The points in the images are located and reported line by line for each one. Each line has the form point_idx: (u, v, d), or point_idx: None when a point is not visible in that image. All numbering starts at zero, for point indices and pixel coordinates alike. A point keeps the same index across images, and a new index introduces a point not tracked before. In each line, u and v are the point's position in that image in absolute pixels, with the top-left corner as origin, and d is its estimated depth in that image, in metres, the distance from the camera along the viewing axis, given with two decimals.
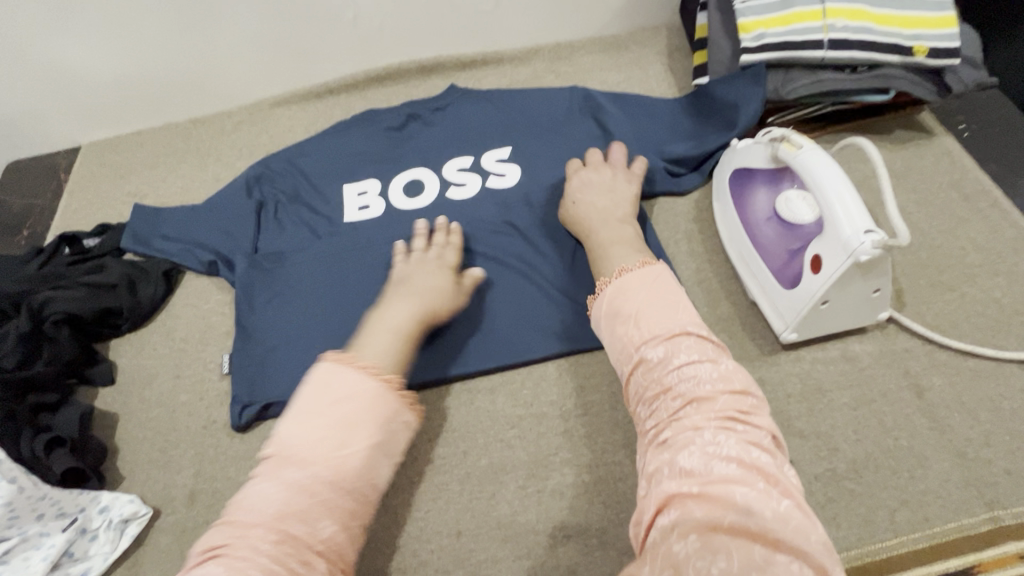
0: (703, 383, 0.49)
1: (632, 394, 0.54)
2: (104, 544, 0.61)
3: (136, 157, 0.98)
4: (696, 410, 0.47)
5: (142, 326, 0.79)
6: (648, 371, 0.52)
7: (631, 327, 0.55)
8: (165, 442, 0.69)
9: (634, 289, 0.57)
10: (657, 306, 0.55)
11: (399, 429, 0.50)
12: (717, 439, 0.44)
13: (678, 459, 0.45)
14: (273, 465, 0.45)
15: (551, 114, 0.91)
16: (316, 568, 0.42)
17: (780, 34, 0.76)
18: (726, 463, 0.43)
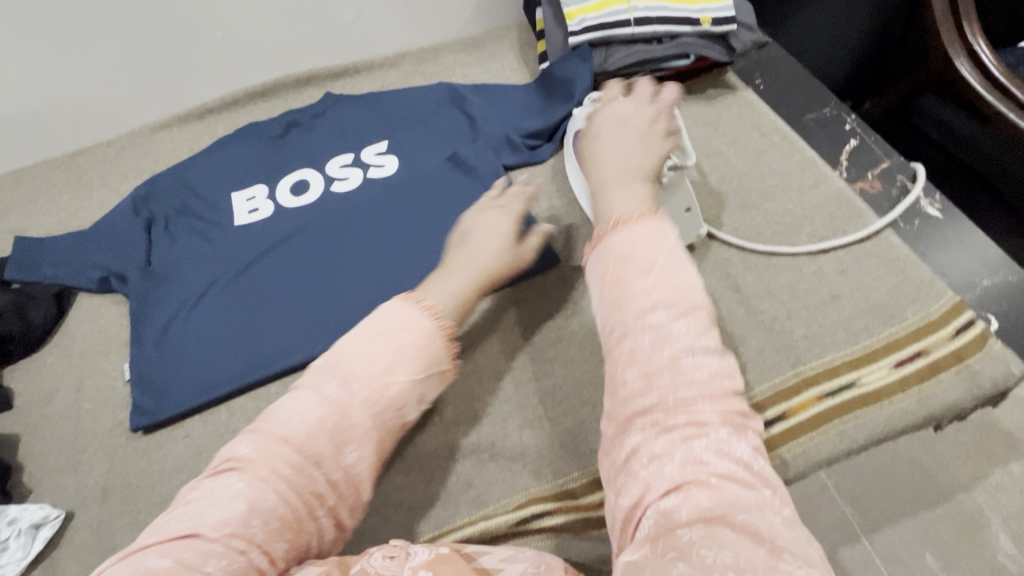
0: (714, 385, 0.48)
1: (614, 341, 0.52)
2: (15, 551, 0.62)
3: (15, 194, 0.98)
4: (706, 410, 0.47)
5: (36, 350, 0.80)
6: (658, 349, 0.50)
7: (632, 294, 0.52)
8: (73, 449, 0.71)
9: (651, 251, 0.55)
10: (668, 275, 0.53)
11: (435, 377, 0.59)
12: (724, 435, 0.46)
13: (691, 451, 0.45)
14: (312, 382, 0.55)
15: (419, 109, 1.01)
16: (325, 497, 0.50)
17: (596, 17, 0.90)
18: (736, 468, 0.44)
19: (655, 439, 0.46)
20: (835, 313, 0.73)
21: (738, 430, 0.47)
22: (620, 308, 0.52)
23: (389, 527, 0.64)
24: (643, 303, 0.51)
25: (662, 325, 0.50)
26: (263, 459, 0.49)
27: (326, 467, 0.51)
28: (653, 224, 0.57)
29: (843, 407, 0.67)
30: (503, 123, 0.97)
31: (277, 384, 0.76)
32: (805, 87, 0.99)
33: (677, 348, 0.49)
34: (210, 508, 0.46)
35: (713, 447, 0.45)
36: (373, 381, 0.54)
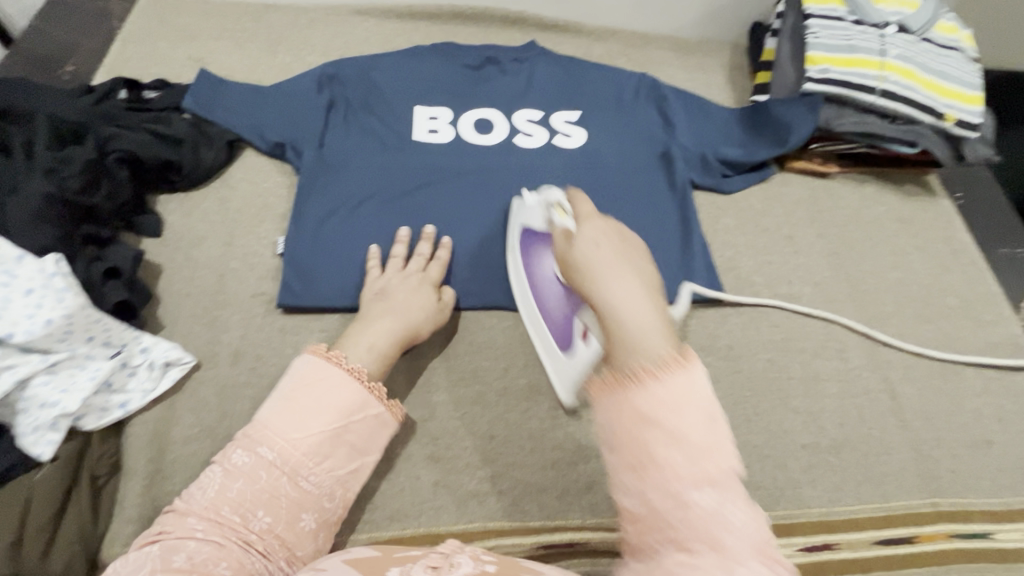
0: (706, 479, 0.34)
1: (613, 453, 0.36)
2: (145, 381, 0.61)
3: (201, 24, 0.95)
4: (713, 506, 0.34)
5: (194, 188, 0.77)
6: (658, 446, 0.35)
7: (639, 398, 0.36)
8: (212, 303, 0.69)
9: (648, 354, 0.37)
10: (644, 346, 0.37)
11: (370, 424, 0.57)
12: (697, 503, 0.34)
13: (675, 526, 0.34)
14: (313, 367, 0.56)
15: (617, 92, 0.97)
16: (307, 488, 0.52)
17: (841, 73, 0.86)
18: (720, 525, 0.34)
19: (638, 510, 0.36)
20: (984, 459, 0.71)
21: (720, 485, 0.35)
22: (605, 416, 0.37)
23: (500, 499, 0.63)
24: (626, 399, 0.36)
25: (665, 449, 0.35)
26: (285, 434, 0.53)
27: (310, 474, 0.53)
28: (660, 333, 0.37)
29: (969, 552, 0.66)
30: (700, 140, 0.93)
31: None
32: (1003, 219, 0.95)
33: (659, 438, 0.35)
34: (190, 495, 0.50)
35: (689, 489, 0.34)
36: (327, 421, 0.54)
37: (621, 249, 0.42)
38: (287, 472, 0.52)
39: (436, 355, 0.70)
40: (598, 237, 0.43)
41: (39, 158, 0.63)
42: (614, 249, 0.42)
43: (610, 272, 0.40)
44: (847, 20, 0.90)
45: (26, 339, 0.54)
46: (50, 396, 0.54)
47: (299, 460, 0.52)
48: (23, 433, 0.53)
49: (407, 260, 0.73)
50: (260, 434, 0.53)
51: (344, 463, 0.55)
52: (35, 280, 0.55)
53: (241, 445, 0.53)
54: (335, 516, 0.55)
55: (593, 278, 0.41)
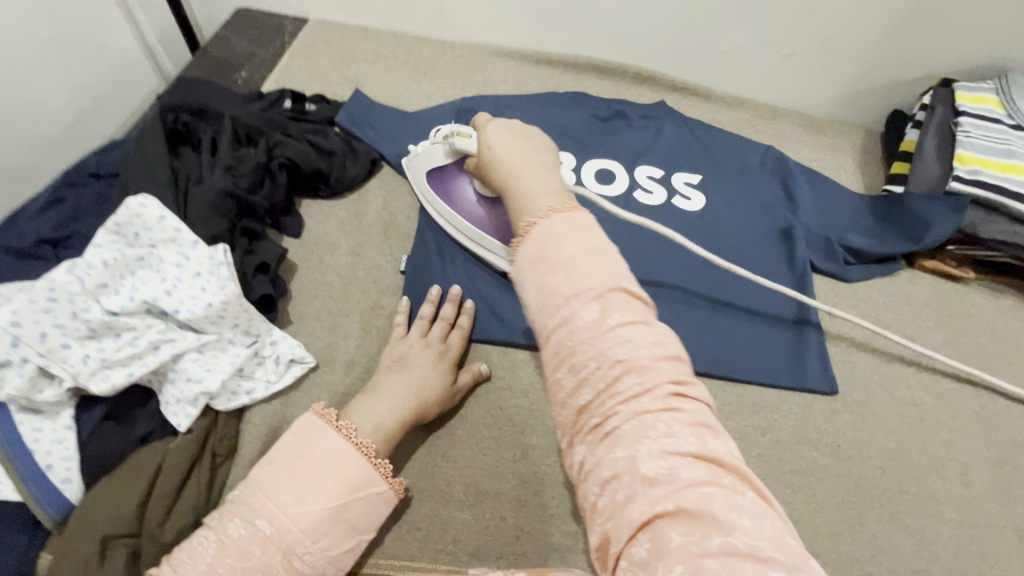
0: (643, 346, 0.36)
1: (549, 355, 0.38)
2: (269, 374, 0.65)
3: (359, 48, 1.04)
4: (644, 386, 0.35)
5: (334, 198, 0.83)
6: (593, 347, 0.36)
7: (564, 283, 0.38)
8: (336, 308, 0.74)
9: (559, 233, 0.40)
10: (594, 263, 0.39)
11: (372, 501, 0.56)
12: (669, 428, 0.34)
13: (633, 446, 0.34)
14: (315, 427, 0.56)
15: (741, 161, 0.97)
16: (299, 566, 0.51)
17: (993, 177, 0.82)
18: (682, 460, 0.33)
19: (603, 460, 0.34)
20: None
21: (684, 407, 0.35)
22: (537, 309, 0.39)
23: (581, 559, 0.61)
24: (560, 296, 0.38)
25: (610, 344, 0.36)
26: (282, 504, 0.52)
27: (304, 553, 0.52)
28: (575, 214, 0.41)
29: None
30: (824, 223, 0.90)
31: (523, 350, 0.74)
32: None
33: (610, 343, 0.36)
34: (179, 564, 0.50)
35: (644, 441, 0.34)
36: (329, 498, 0.53)
37: (527, 155, 0.48)
38: (283, 550, 0.51)
39: (535, 397, 0.70)
40: (518, 146, 0.48)
41: (220, 156, 0.71)
42: (536, 161, 0.47)
43: (519, 168, 0.46)
44: (1005, 123, 0.86)
45: (187, 318, 0.59)
46: (196, 372, 0.59)
47: (297, 538, 0.51)
48: (168, 402, 0.58)
49: (429, 323, 0.71)
50: (258, 504, 0.52)
51: (340, 543, 0.54)
52: (204, 265, 0.61)
53: (235, 515, 0.52)
54: None
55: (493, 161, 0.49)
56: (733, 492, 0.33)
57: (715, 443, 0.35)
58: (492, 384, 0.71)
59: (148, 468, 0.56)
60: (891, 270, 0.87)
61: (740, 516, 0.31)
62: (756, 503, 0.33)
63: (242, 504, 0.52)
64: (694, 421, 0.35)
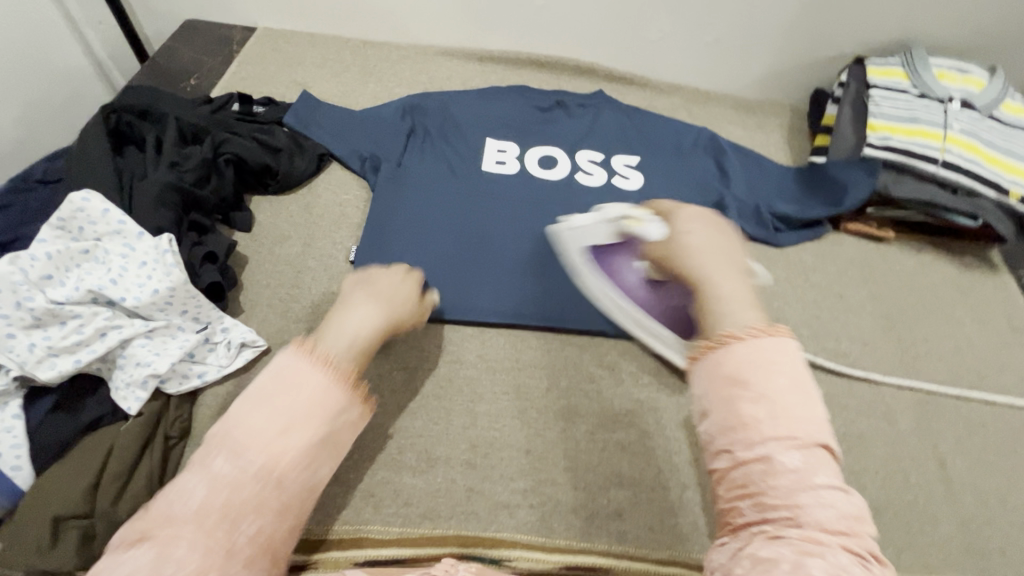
0: (790, 398, 0.42)
1: (721, 379, 0.44)
2: (221, 358, 0.67)
3: (307, 53, 1.07)
4: (811, 508, 0.38)
5: (283, 193, 0.86)
6: (749, 385, 0.42)
7: (739, 395, 0.42)
8: (287, 295, 0.76)
9: (765, 349, 0.44)
10: (810, 407, 0.42)
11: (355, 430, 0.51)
12: (818, 539, 0.37)
13: (773, 475, 0.40)
14: (299, 351, 0.50)
15: (676, 143, 1.02)
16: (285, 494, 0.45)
17: (902, 141, 0.88)
18: (820, 566, 0.36)
19: (739, 475, 0.41)
20: None
21: (852, 544, 0.38)
22: (711, 412, 0.44)
23: (530, 513, 0.64)
24: (750, 432, 0.41)
25: (754, 389, 0.42)
26: (266, 434, 0.46)
27: (296, 480, 0.46)
28: (784, 342, 0.45)
29: None
30: (755, 194, 0.96)
31: (473, 324, 0.78)
32: None
33: (811, 494, 0.39)
34: (166, 506, 0.43)
35: (781, 547, 0.37)
36: (317, 423, 0.47)
37: (712, 245, 0.53)
38: (275, 477, 0.45)
39: (484, 367, 0.74)
40: (720, 242, 0.53)
41: (165, 153, 0.73)
42: (722, 256, 0.52)
43: (702, 262, 0.51)
44: (912, 93, 0.93)
45: (134, 305, 0.61)
46: (145, 356, 0.61)
47: (288, 464, 0.45)
48: (118, 386, 0.60)
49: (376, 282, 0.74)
50: (242, 435, 0.45)
51: (333, 463, 0.50)
52: (150, 254, 0.63)
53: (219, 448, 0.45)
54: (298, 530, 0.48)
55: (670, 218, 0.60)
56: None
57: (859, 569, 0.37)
58: (442, 358, 0.74)
59: (99, 450, 0.58)
60: (818, 233, 0.92)
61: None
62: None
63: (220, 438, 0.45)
64: (853, 551, 0.38)
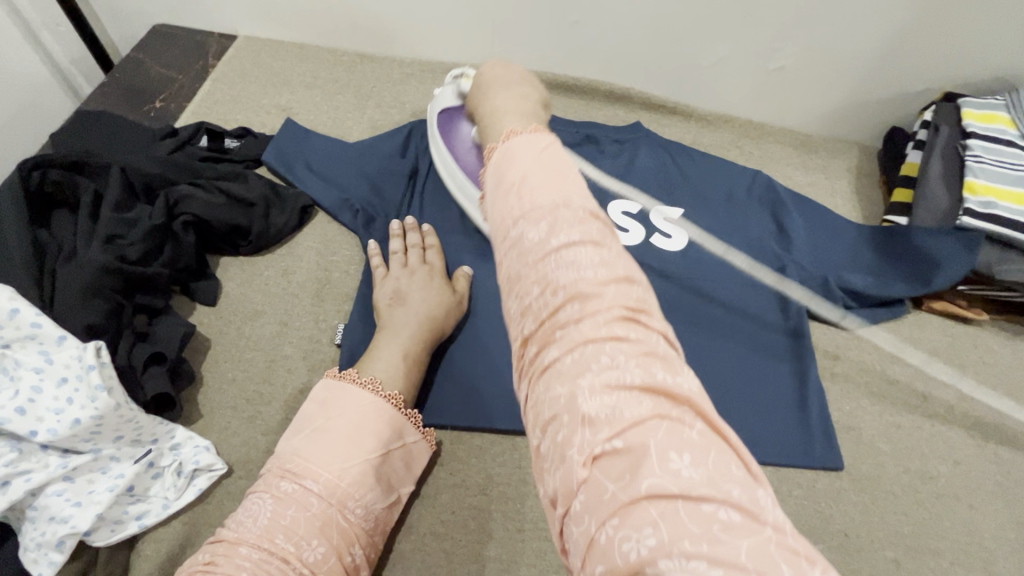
0: (606, 284, 0.34)
1: (504, 282, 0.37)
2: (168, 491, 0.53)
3: (294, 70, 0.91)
4: (570, 320, 0.33)
5: (258, 253, 0.71)
6: (529, 258, 0.36)
7: (516, 207, 0.38)
8: (256, 393, 0.62)
9: (513, 153, 0.41)
10: (555, 182, 0.38)
11: (401, 452, 0.55)
12: (613, 358, 0.31)
13: (586, 384, 0.31)
14: (337, 386, 0.55)
15: (727, 189, 0.86)
16: (348, 526, 0.49)
17: (1009, 210, 0.72)
18: (626, 394, 0.30)
19: (545, 403, 0.32)
20: None
21: (647, 356, 0.32)
22: (510, 304, 0.36)
23: None
24: (510, 220, 0.37)
25: (557, 270, 0.34)
26: (319, 471, 0.50)
27: (356, 506, 0.50)
28: (541, 135, 0.42)
29: None
30: (821, 260, 0.80)
31: (482, 433, 0.64)
32: None
33: (554, 268, 0.34)
34: (237, 527, 0.47)
35: (582, 385, 0.30)
36: (371, 450, 0.52)
37: (541, 156, 0.40)
38: (337, 503, 0.49)
39: (494, 494, 0.60)
40: (526, 164, 0.39)
41: (103, 221, 0.59)
42: (554, 171, 0.39)
43: (517, 164, 0.40)
44: (1018, 146, 0.77)
45: (48, 439, 0.47)
46: (61, 509, 0.47)
47: (348, 491, 0.50)
48: (27, 548, 0.47)
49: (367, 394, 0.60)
50: (302, 467, 0.50)
51: (386, 497, 0.53)
52: (71, 369, 0.49)
53: (286, 473, 0.49)
54: (372, 557, 0.52)
55: (485, 91, 0.52)
56: (679, 426, 0.29)
57: (665, 374, 0.31)
58: (445, 480, 0.61)
59: None
60: (896, 312, 0.77)
61: (687, 459, 0.28)
62: (718, 447, 0.29)
63: (281, 475, 0.50)
64: (643, 352, 0.32)
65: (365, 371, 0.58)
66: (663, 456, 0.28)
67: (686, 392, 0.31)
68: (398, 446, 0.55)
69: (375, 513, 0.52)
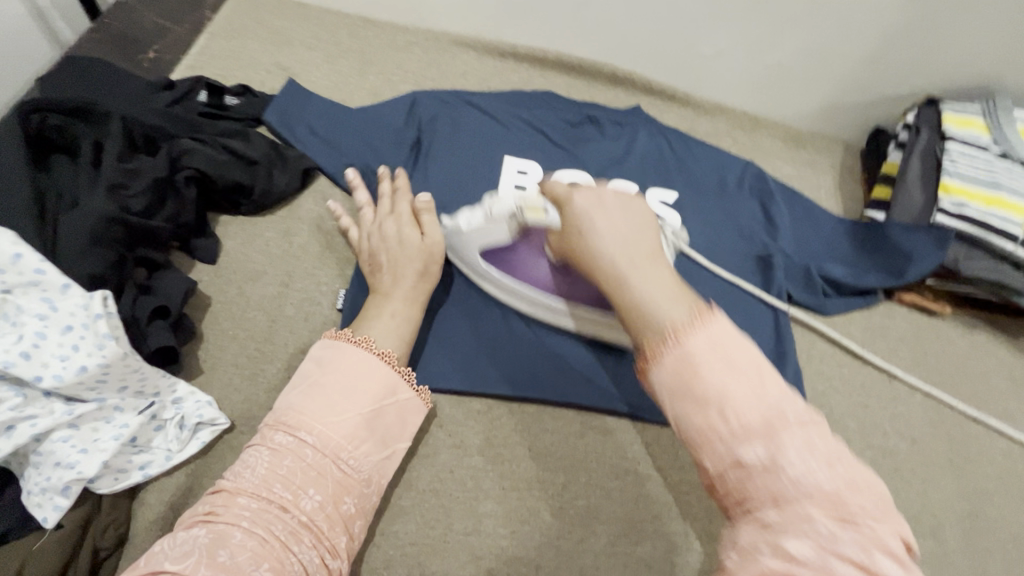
0: (823, 472, 0.33)
1: (690, 440, 0.37)
2: (170, 443, 0.54)
3: (295, 30, 0.89)
4: (765, 470, 0.33)
5: (259, 214, 0.71)
6: (727, 423, 0.35)
7: (709, 378, 0.36)
8: (257, 352, 0.62)
9: (710, 344, 0.37)
10: (746, 365, 0.37)
11: (393, 407, 0.56)
12: (830, 531, 0.31)
13: (789, 544, 0.31)
14: (330, 345, 0.57)
15: (720, 177, 0.89)
16: (341, 476, 0.51)
17: (978, 211, 0.78)
18: (842, 564, 0.30)
19: (751, 547, 0.33)
20: None
21: (860, 527, 0.31)
22: (701, 457, 0.36)
23: None
24: (697, 383, 0.36)
25: (757, 441, 0.34)
26: (309, 424, 0.51)
27: (349, 458, 0.51)
28: (713, 322, 0.38)
29: None
30: (803, 250, 0.85)
31: (480, 398, 0.66)
32: None
33: (765, 437, 0.34)
34: (238, 475, 0.49)
35: (796, 538, 0.31)
36: (362, 405, 0.54)
37: (706, 317, 0.39)
38: (330, 454, 0.50)
39: (490, 455, 0.63)
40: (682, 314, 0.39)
41: (105, 170, 0.57)
42: (733, 339, 0.37)
43: (679, 313, 0.39)
44: (990, 151, 0.82)
45: (53, 385, 0.47)
46: (67, 455, 0.47)
47: (340, 444, 0.51)
48: (30, 491, 0.47)
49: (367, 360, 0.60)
50: (295, 420, 0.51)
51: (381, 450, 0.55)
52: (76, 316, 0.48)
53: (280, 427, 0.51)
54: (369, 508, 0.53)
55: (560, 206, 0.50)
56: None
57: (892, 565, 0.30)
58: (443, 442, 0.63)
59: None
60: (869, 302, 0.83)
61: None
62: None
63: (275, 428, 0.51)
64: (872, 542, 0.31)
65: (358, 331, 0.59)
66: None
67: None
68: (391, 402, 0.56)
69: (369, 467, 0.53)
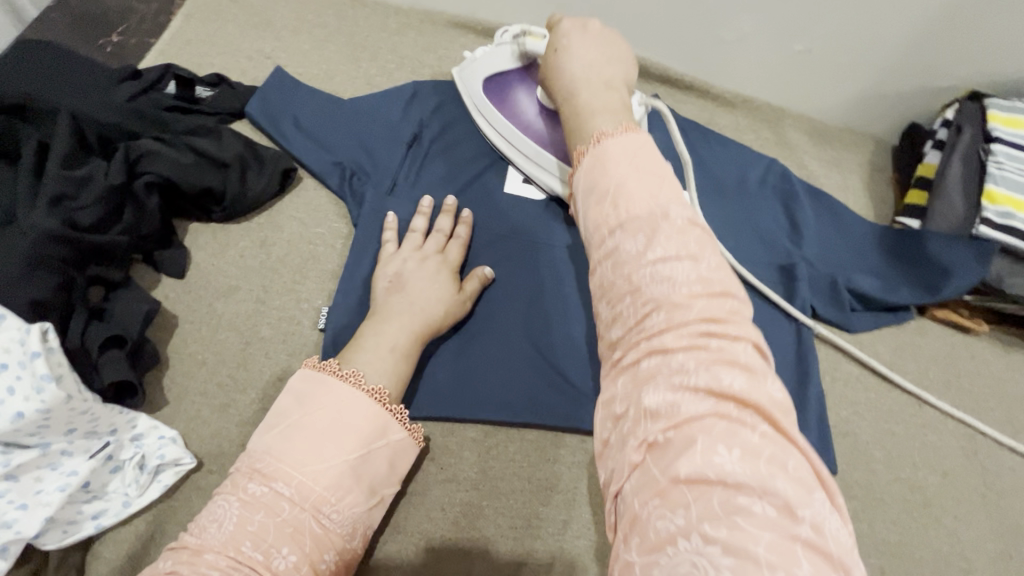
0: (699, 302, 0.34)
1: (594, 287, 0.39)
2: (129, 488, 0.48)
3: (276, 10, 0.81)
4: (664, 315, 0.34)
5: (233, 221, 0.64)
6: (618, 264, 0.37)
7: (609, 212, 0.38)
8: (229, 379, 0.56)
9: (619, 156, 0.40)
10: (653, 185, 0.39)
11: (384, 449, 0.50)
12: (684, 364, 0.32)
13: (659, 388, 0.32)
14: (311, 377, 0.50)
15: (742, 177, 0.82)
16: (322, 533, 0.45)
17: None
18: (689, 393, 0.31)
19: (621, 392, 0.34)
20: None
21: (711, 346, 0.33)
22: (600, 300, 0.38)
23: None
24: (606, 227, 0.38)
25: (653, 282, 0.35)
26: (287, 472, 0.45)
27: (332, 512, 0.46)
28: (635, 134, 0.42)
29: None
30: (832, 259, 0.77)
31: (476, 427, 0.60)
32: None
33: (645, 279, 0.35)
34: (202, 531, 0.42)
35: (654, 385, 0.32)
36: (348, 450, 0.48)
37: (639, 158, 0.40)
38: (310, 508, 0.44)
39: (486, 490, 0.58)
40: (623, 168, 0.40)
41: (49, 178, 0.51)
42: (653, 174, 0.39)
43: (618, 169, 0.40)
44: None
45: None
46: (4, 512, 0.42)
47: (322, 496, 0.45)
48: None
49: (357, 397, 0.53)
50: (271, 467, 0.45)
51: (366, 500, 0.49)
52: (10, 355, 0.42)
53: (254, 475, 0.45)
54: (351, 563, 0.48)
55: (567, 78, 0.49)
56: (737, 424, 0.30)
57: (734, 378, 0.32)
58: (434, 477, 0.58)
59: None
60: (900, 317, 0.76)
61: (733, 456, 0.29)
62: (781, 446, 0.30)
63: (248, 475, 0.45)
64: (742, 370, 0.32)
65: (345, 362, 0.53)
66: (711, 453, 0.29)
67: (761, 403, 0.31)
68: (381, 444, 0.50)
69: (353, 519, 0.47)
